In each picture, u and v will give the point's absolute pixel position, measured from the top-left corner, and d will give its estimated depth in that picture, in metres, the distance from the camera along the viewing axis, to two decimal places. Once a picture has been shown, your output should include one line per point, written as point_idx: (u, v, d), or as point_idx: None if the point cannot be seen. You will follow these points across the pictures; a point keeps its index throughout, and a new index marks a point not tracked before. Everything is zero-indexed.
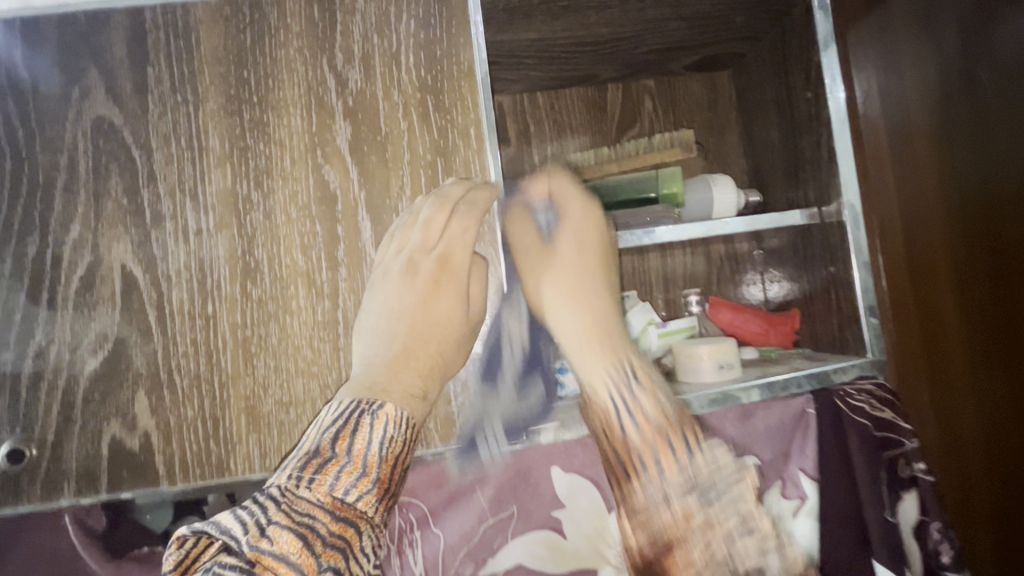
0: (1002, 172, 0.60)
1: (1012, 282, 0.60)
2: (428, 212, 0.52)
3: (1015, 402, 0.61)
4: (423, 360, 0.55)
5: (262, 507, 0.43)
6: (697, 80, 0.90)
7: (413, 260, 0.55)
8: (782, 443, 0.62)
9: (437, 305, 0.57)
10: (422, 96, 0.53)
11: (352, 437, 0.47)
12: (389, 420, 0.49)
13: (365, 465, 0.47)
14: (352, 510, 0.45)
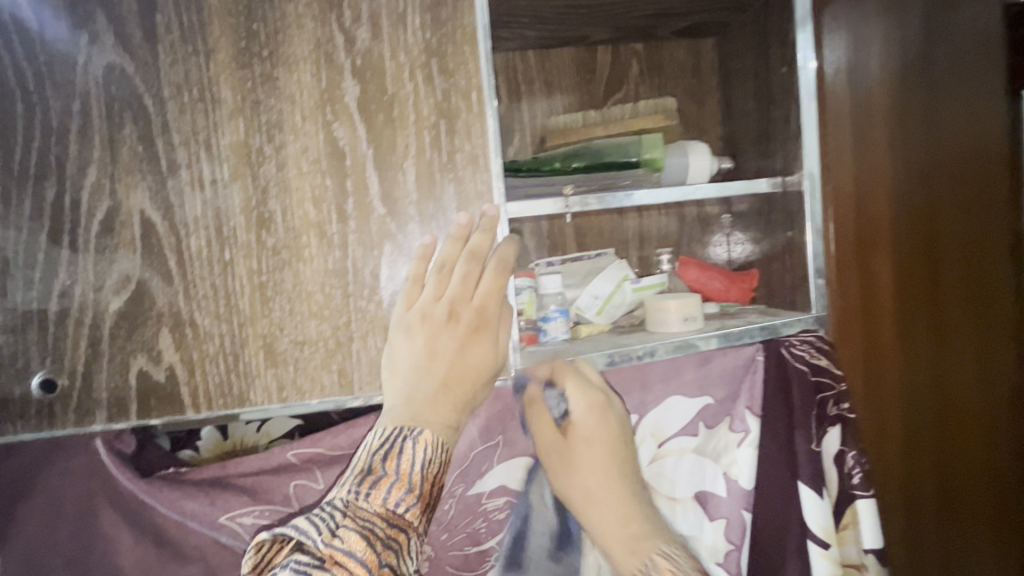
0: (944, 153, 0.74)
1: (941, 242, 0.74)
2: (464, 267, 0.56)
3: (929, 340, 0.74)
4: (457, 398, 0.58)
5: (329, 514, 0.52)
6: (682, 46, 0.93)
7: (453, 309, 0.56)
8: (732, 385, 0.71)
9: (473, 355, 0.57)
10: (427, 58, 0.56)
11: (398, 458, 0.55)
12: (428, 444, 0.56)
13: (410, 482, 0.55)
14: (401, 519, 0.54)
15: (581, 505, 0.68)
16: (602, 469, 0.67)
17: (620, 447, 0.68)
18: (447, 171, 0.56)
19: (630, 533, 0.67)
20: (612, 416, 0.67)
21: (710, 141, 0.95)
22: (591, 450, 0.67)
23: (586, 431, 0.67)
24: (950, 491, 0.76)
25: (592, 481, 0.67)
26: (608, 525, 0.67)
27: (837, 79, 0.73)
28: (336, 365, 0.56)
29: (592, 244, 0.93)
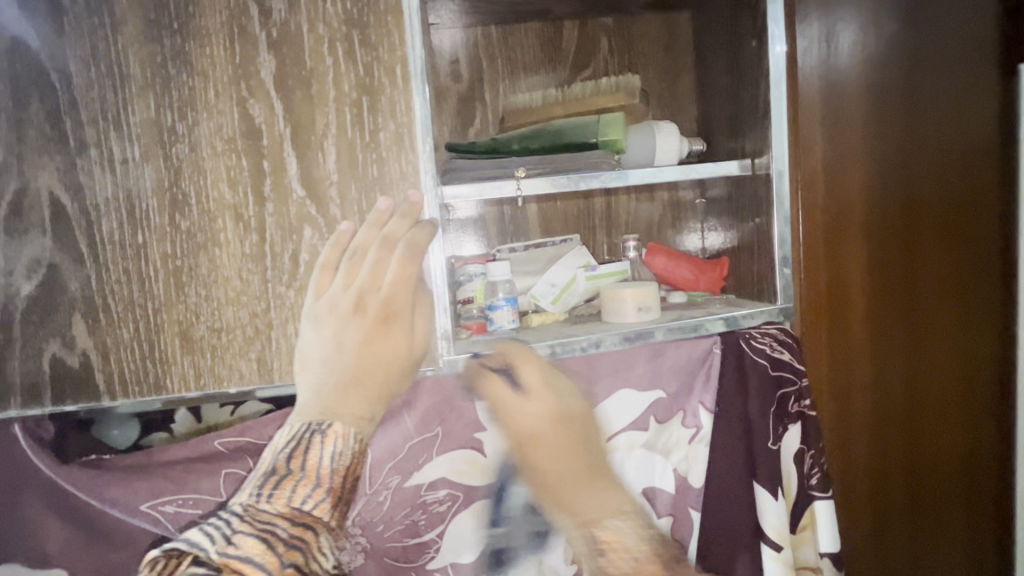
0: (924, 133, 0.69)
1: (919, 231, 0.70)
2: (376, 256, 0.55)
3: (902, 336, 0.71)
4: (366, 391, 0.57)
5: (226, 522, 0.55)
6: (656, 20, 0.88)
7: (360, 300, 0.55)
8: (686, 379, 0.68)
9: (382, 348, 0.56)
10: (347, 30, 0.52)
11: (303, 456, 0.56)
12: (337, 437, 0.56)
13: (317, 477, 0.56)
14: (308, 516, 0.55)
15: (547, 477, 0.63)
16: (573, 447, 0.64)
17: (568, 426, 0.65)
18: (370, 151, 0.53)
19: (584, 510, 0.62)
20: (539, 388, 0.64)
21: (684, 121, 0.90)
22: (558, 432, 0.64)
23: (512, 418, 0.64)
24: (920, 492, 0.73)
25: (551, 461, 0.63)
26: (581, 500, 0.62)
27: (807, 59, 0.68)
28: (255, 352, 0.54)
29: (557, 230, 0.90)
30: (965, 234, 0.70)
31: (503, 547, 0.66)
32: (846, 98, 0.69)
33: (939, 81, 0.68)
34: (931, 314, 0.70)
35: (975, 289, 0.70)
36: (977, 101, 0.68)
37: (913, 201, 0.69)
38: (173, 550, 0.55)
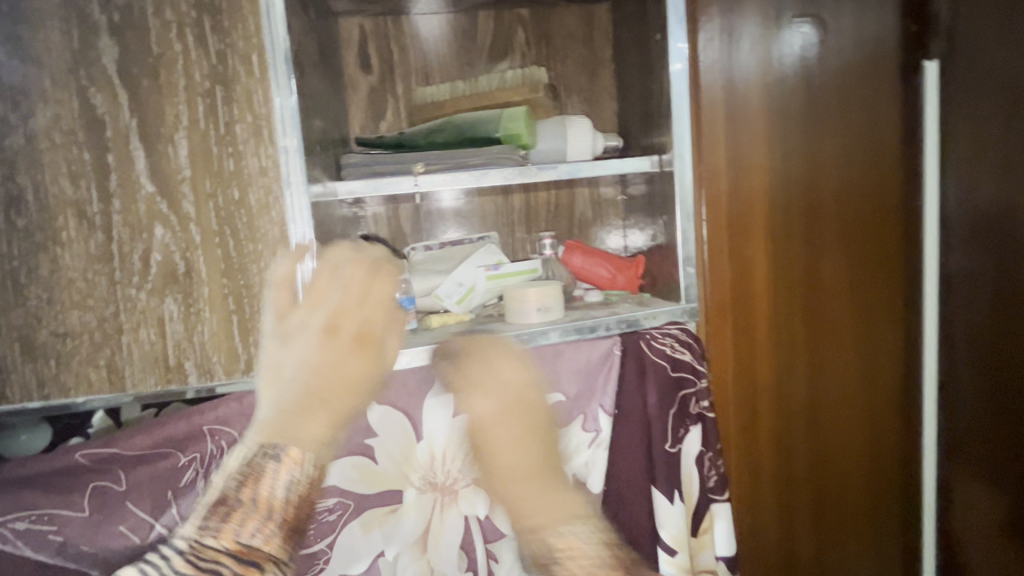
0: (826, 130, 0.69)
1: (821, 228, 0.70)
2: (346, 268, 0.51)
3: (806, 332, 0.71)
4: (315, 425, 0.48)
5: (166, 560, 0.47)
6: (573, 13, 0.85)
7: (333, 321, 0.49)
8: (586, 380, 0.67)
9: (351, 368, 0.48)
10: (198, 16, 0.49)
11: (256, 483, 0.46)
12: (293, 462, 0.47)
13: (268, 509, 0.47)
14: (258, 551, 0.47)
15: (504, 479, 0.57)
16: (532, 432, 0.58)
17: (529, 416, 0.58)
18: (226, 145, 0.50)
19: (534, 516, 0.56)
20: (498, 382, 0.58)
21: (606, 116, 0.88)
22: (506, 424, 0.57)
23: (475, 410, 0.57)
24: (823, 487, 0.73)
25: (520, 460, 0.57)
26: (535, 502, 0.56)
27: (709, 50, 0.66)
28: (105, 360, 0.51)
29: (475, 228, 0.87)
30: (862, 230, 0.70)
31: (392, 556, 0.64)
32: (751, 94, 0.67)
33: (842, 77, 0.68)
34: (833, 308, 0.71)
35: (870, 282, 0.71)
36: (874, 99, 0.69)
37: (814, 198, 0.69)
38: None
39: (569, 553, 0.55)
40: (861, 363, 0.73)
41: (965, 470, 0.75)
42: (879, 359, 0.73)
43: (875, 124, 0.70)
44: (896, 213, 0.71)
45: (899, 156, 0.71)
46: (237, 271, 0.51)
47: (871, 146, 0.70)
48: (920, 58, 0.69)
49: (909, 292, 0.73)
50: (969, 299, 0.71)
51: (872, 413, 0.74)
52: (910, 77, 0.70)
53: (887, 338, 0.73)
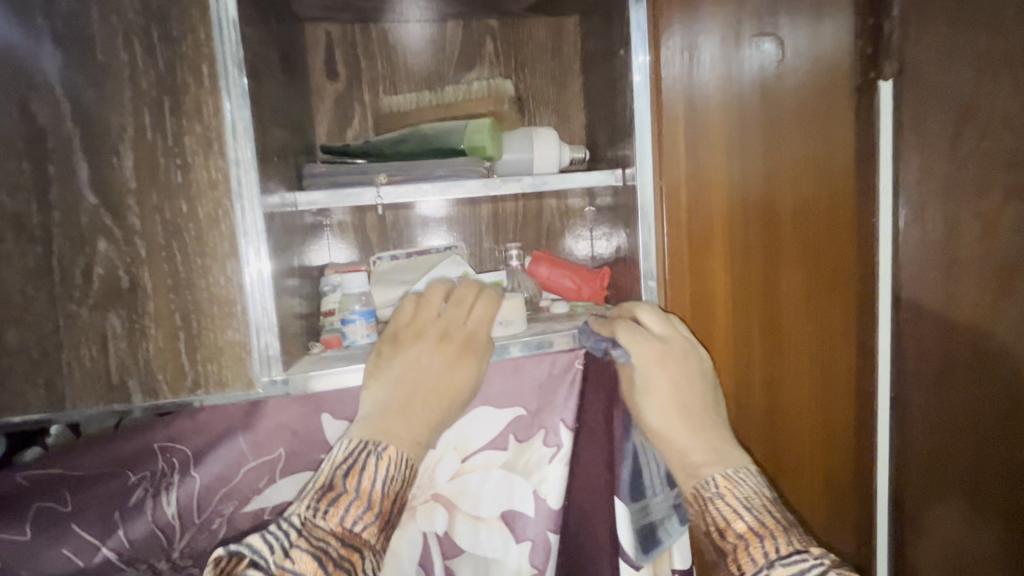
0: (785, 147, 0.70)
1: (780, 243, 0.71)
2: (459, 290, 0.65)
3: (764, 346, 0.72)
4: (423, 416, 0.59)
5: (283, 533, 0.49)
6: (542, 24, 0.85)
7: (446, 331, 0.61)
8: (547, 395, 0.67)
9: (456, 374, 0.61)
10: (146, 23, 0.48)
11: (359, 475, 0.53)
12: (391, 461, 0.55)
13: (371, 500, 0.53)
14: (358, 537, 0.52)
15: (677, 426, 0.61)
16: (687, 384, 0.62)
17: (686, 385, 0.62)
18: (174, 156, 0.49)
19: (688, 455, 0.60)
20: (676, 361, 0.61)
21: (574, 128, 0.88)
22: (657, 377, 0.61)
23: (651, 376, 0.61)
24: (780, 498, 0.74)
25: (671, 403, 0.62)
26: (691, 441, 0.61)
27: (671, 67, 0.67)
28: (43, 378, 0.49)
29: (443, 238, 0.87)
30: (818, 245, 0.72)
31: None
32: (711, 111, 0.68)
33: (800, 97, 0.69)
34: (791, 321, 0.72)
35: (827, 296, 0.73)
36: (832, 119, 0.71)
37: (773, 213, 0.70)
38: (238, 549, 0.49)
39: (731, 498, 0.56)
40: (818, 376, 0.74)
41: (918, 478, 0.76)
42: (836, 373, 0.74)
43: (833, 141, 0.71)
44: (851, 229, 0.72)
45: (856, 175, 0.72)
46: (184, 286, 0.50)
47: (829, 162, 0.71)
48: (874, 79, 0.71)
49: (865, 309, 0.74)
50: (918, 315, 0.73)
51: (827, 425, 0.75)
52: (865, 97, 0.71)
53: (843, 353, 0.74)
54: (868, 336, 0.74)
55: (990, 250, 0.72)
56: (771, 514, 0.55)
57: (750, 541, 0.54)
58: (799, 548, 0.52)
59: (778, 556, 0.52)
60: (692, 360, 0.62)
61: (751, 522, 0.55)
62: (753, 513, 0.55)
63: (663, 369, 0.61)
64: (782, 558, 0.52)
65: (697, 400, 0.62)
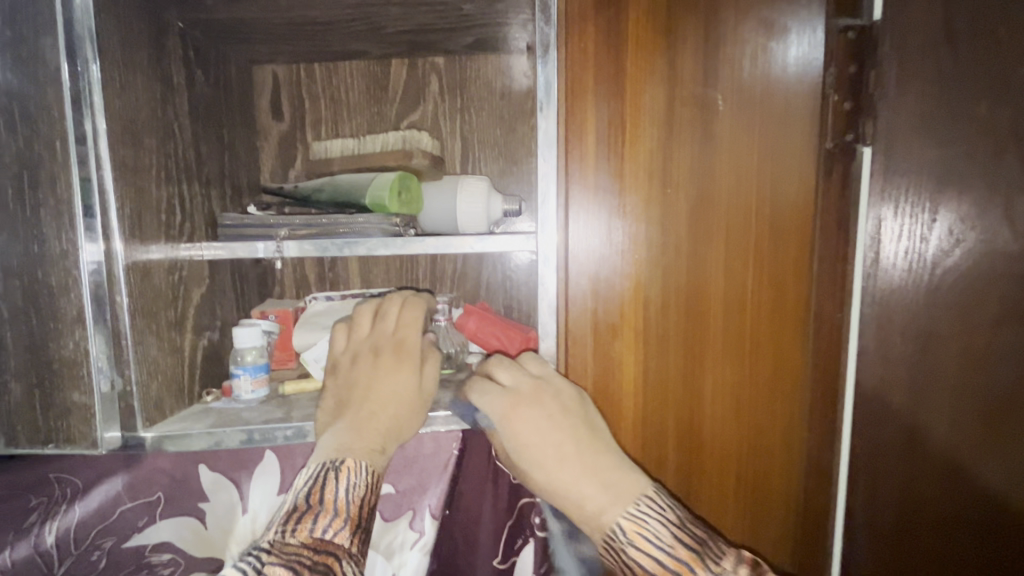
0: (718, 214, 0.59)
1: (706, 324, 0.60)
2: (382, 306, 0.67)
3: (680, 440, 0.62)
4: (380, 424, 0.59)
5: (255, 558, 0.49)
6: (491, 62, 0.80)
7: (375, 345, 0.64)
8: (421, 476, 0.63)
9: (395, 377, 0.61)
10: (8, 102, 0.50)
11: (323, 490, 0.54)
12: (351, 471, 0.56)
13: (336, 507, 0.54)
14: (330, 544, 0.52)
15: (556, 469, 0.58)
16: (550, 424, 0.58)
17: (552, 432, 0.57)
18: (31, 228, 0.52)
19: (588, 503, 0.57)
20: (529, 408, 0.58)
21: (520, 173, 0.82)
22: (521, 420, 0.58)
23: (515, 431, 0.59)
24: None
25: (544, 450, 0.58)
26: (585, 484, 0.57)
27: (585, 126, 0.58)
28: None
29: (379, 280, 0.87)
30: (758, 337, 0.60)
31: None
32: (629, 175, 0.59)
33: (744, 159, 0.58)
34: (714, 423, 0.62)
35: (768, 399, 0.61)
36: (786, 185, 0.58)
37: (700, 297, 0.60)
38: None
39: (643, 544, 0.54)
40: (748, 491, 0.62)
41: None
42: (772, 487, 0.63)
43: (784, 216, 0.59)
44: (804, 323, 0.60)
45: (814, 253, 0.59)
46: (38, 347, 0.53)
47: (779, 242, 0.59)
48: (852, 142, 0.57)
49: (819, 417, 0.62)
50: (880, 420, 0.61)
51: (755, 538, 0.63)
52: (839, 165, 0.58)
53: (786, 466, 0.62)
54: (822, 450, 0.62)
55: (986, 382, 0.57)
56: (684, 544, 0.53)
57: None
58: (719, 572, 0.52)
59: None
60: (562, 398, 0.58)
61: (664, 559, 0.53)
62: (668, 546, 0.53)
63: (527, 418, 0.58)
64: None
65: (589, 442, 0.57)
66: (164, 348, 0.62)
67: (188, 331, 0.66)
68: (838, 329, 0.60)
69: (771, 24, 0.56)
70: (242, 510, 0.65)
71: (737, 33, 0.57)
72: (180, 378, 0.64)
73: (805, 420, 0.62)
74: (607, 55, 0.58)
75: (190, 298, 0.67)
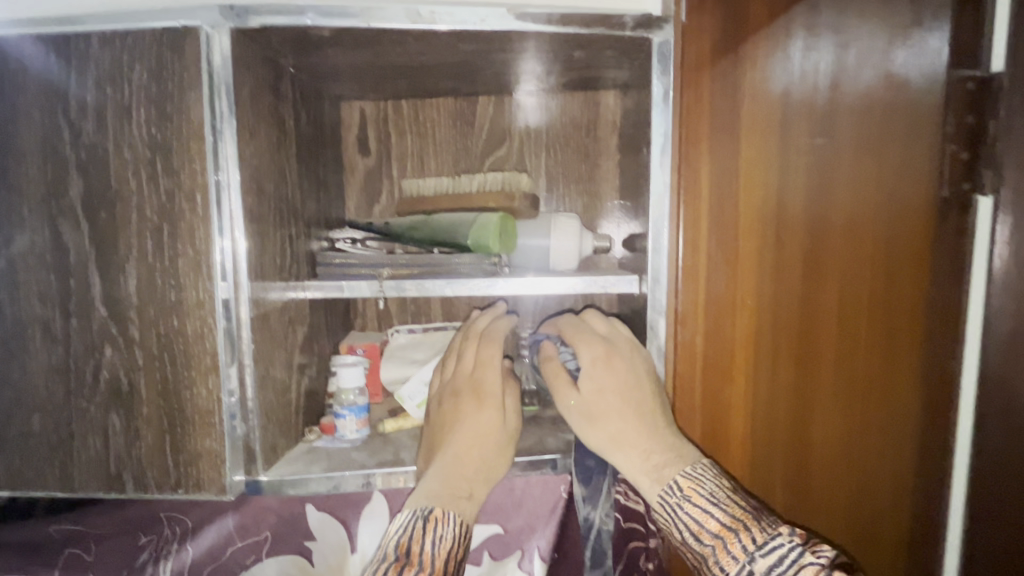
0: (832, 255, 0.59)
1: (819, 364, 0.60)
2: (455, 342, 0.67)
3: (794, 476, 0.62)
4: (467, 471, 0.56)
5: None
6: (578, 99, 0.82)
7: (454, 388, 0.61)
8: (530, 518, 0.65)
9: (478, 421, 0.59)
10: (152, 155, 0.52)
11: (415, 543, 0.48)
12: (437, 522, 0.50)
13: (420, 561, 0.48)
14: None
15: (621, 426, 0.58)
16: (628, 389, 0.59)
17: (634, 391, 0.59)
18: (169, 277, 0.53)
19: (651, 457, 0.56)
20: (622, 359, 0.60)
21: (604, 208, 0.83)
22: (601, 376, 0.59)
23: (598, 381, 0.60)
24: None
25: (615, 411, 0.58)
26: (649, 439, 0.57)
27: (702, 171, 0.57)
28: (58, 463, 0.56)
29: (459, 313, 0.87)
30: (870, 373, 0.61)
31: None
32: (744, 220, 0.58)
33: (859, 203, 0.58)
34: (825, 471, 0.62)
35: (878, 433, 0.62)
36: (900, 224, 0.59)
37: (813, 337, 0.60)
38: None
39: (699, 499, 0.52)
40: (860, 531, 0.63)
41: None
42: (883, 515, 0.63)
43: (899, 269, 0.60)
44: (921, 370, 0.61)
45: (928, 290, 0.60)
46: (172, 395, 0.54)
47: (896, 293, 0.60)
48: (968, 192, 0.59)
49: (927, 448, 0.63)
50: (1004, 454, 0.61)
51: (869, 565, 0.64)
52: (954, 212, 0.59)
53: (896, 499, 0.63)
54: (933, 481, 0.64)
55: None
56: (739, 504, 0.51)
57: (728, 538, 0.49)
58: (774, 532, 0.49)
59: (758, 545, 0.48)
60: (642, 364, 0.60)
61: (720, 516, 0.50)
62: (722, 507, 0.51)
63: (608, 376, 0.59)
64: (762, 548, 0.48)
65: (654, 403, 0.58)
66: (277, 391, 0.62)
67: (293, 370, 0.67)
68: (951, 375, 0.62)
69: (891, 79, 0.57)
70: (351, 550, 0.65)
71: (858, 84, 0.57)
72: (288, 418, 0.65)
73: (919, 462, 0.63)
74: (723, 107, 0.56)
75: (296, 337, 0.68)
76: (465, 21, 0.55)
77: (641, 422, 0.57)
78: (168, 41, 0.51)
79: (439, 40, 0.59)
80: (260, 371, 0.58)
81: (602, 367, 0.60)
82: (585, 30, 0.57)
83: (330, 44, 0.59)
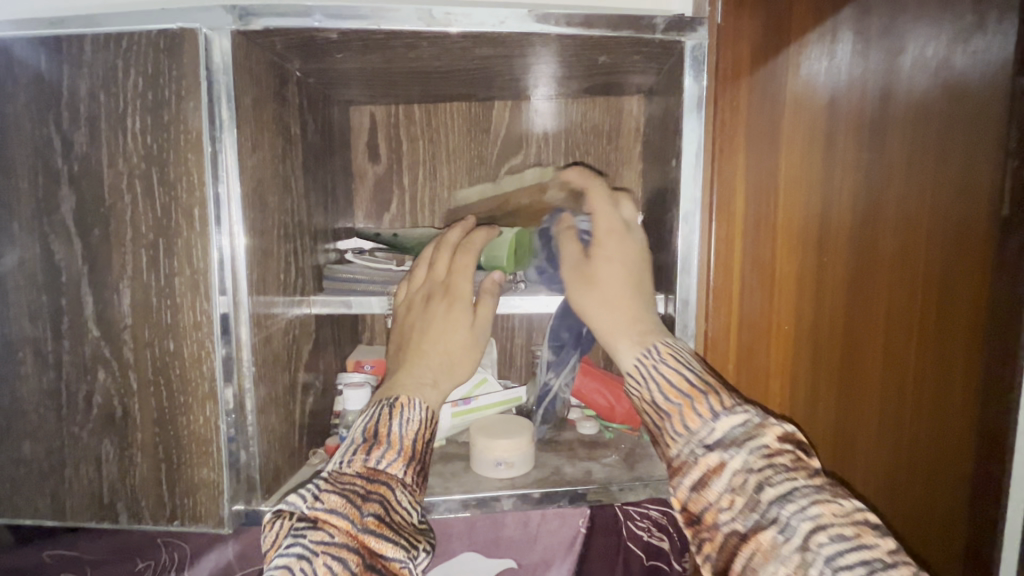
0: (878, 266, 0.55)
1: (862, 382, 0.57)
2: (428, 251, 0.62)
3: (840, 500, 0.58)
4: (429, 366, 0.57)
5: (312, 486, 0.45)
6: (599, 105, 0.77)
7: (428, 289, 0.60)
8: (545, 552, 0.62)
9: (445, 325, 0.58)
10: (147, 167, 0.48)
11: (386, 424, 0.49)
12: (404, 406, 0.51)
13: (388, 438, 0.49)
14: (384, 473, 0.47)
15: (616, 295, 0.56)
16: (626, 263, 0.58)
17: (633, 264, 0.57)
18: (165, 297, 0.49)
19: (638, 322, 0.54)
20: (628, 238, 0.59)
21: None
22: (607, 247, 0.58)
23: (604, 250, 0.58)
24: None
25: (613, 280, 0.56)
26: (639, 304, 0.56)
27: (738, 185, 0.52)
28: (51, 490, 0.53)
29: None
30: (916, 387, 0.57)
31: None
32: (783, 236, 0.53)
33: (908, 213, 0.54)
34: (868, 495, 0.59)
35: (926, 448, 0.59)
36: (950, 231, 0.55)
37: (856, 355, 0.56)
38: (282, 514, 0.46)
39: (676, 361, 0.49)
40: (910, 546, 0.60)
41: None
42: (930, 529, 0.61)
43: (951, 290, 0.56)
44: (974, 397, 0.58)
45: (980, 302, 0.57)
46: (167, 421, 0.51)
47: (948, 317, 0.57)
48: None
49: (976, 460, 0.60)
50: None
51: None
52: (1012, 229, 0.55)
53: (947, 515, 0.60)
54: (987, 495, 0.61)
55: None
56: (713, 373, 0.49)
57: (697, 397, 0.47)
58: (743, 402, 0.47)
59: (725, 407, 0.46)
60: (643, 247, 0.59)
61: (694, 380, 0.48)
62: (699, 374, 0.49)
63: (617, 250, 0.58)
64: (728, 410, 0.46)
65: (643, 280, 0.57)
66: (280, 414, 0.59)
67: (298, 391, 0.63)
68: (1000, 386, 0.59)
69: (948, 87, 0.53)
70: None
71: (908, 89, 0.52)
72: (291, 442, 0.61)
73: (969, 493, 0.60)
74: (761, 118, 0.51)
75: (301, 355, 0.64)
76: (483, 24, 0.51)
77: (627, 289, 0.56)
78: (164, 45, 0.47)
79: (454, 43, 0.55)
80: (260, 393, 0.54)
81: (606, 239, 0.58)
82: (612, 32, 0.53)
83: (339, 47, 0.56)
